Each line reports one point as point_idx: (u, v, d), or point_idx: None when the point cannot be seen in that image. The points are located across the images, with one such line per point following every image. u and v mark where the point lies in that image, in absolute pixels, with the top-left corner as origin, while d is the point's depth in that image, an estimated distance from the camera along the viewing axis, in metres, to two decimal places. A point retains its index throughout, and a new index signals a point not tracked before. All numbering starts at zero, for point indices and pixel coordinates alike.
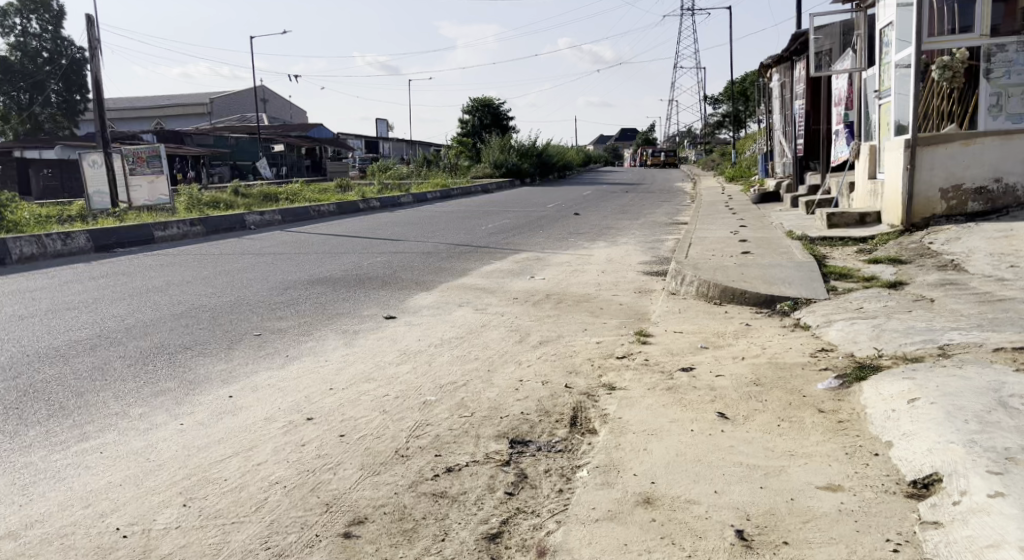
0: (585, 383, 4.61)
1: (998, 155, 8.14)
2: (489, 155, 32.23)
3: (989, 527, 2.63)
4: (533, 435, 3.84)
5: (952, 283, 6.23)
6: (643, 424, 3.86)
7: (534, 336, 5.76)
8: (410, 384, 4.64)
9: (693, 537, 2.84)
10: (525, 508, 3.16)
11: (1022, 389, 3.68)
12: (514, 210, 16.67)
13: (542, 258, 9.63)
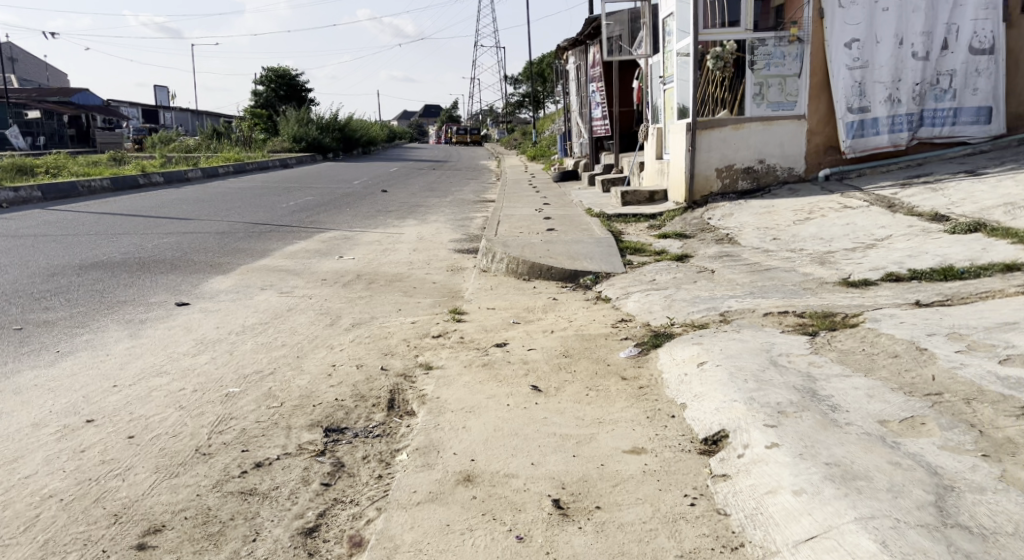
0: (402, 364, 4.69)
1: (761, 139, 9.05)
2: (287, 128, 30.76)
3: (768, 475, 2.92)
4: (349, 422, 3.86)
5: (728, 255, 6.86)
6: (461, 402, 4.00)
7: (345, 319, 5.75)
8: (210, 376, 4.51)
9: (513, 511, 2.99)
10: (343, 498, 3.20)
11: (790, 349, 4.16)
12: (310, 186, 16.28)
13: (345, 237, 9.53)
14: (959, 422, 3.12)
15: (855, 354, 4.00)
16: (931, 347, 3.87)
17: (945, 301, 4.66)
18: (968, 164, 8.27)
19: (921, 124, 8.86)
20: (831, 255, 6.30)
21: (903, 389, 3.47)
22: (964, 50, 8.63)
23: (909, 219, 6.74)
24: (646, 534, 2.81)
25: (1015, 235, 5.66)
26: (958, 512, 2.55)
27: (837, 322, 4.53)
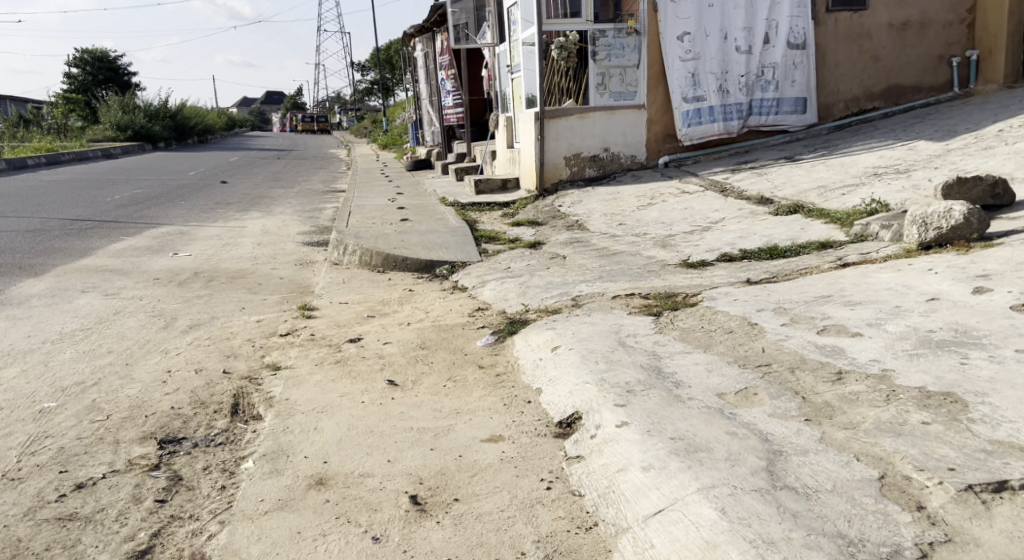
0: (246, 366, 4.56)
1: (605, 128, 9.33)
2: (111, 115, 28.92)
3: (619, 454, 3.02)
4: (187, 432, 3.72)
5: (578, 241, 7.04)
6: (312, 402, 3.94)
7: (181, 320, 5.52)
8: (22, 391, 4.22)
9: (368, 511, 2.99)
10: (181, 514, 3.09)
11: (638, 329, 4.34)
12: (140, 178, 15.44)
13: (180, 232, 9.12)
14: (786, 390, 3.35)
15: (695, 331, 4.22)
16: (761, 322, 4.14)
17: (772, 278, 4.99)
18: (789, 150, 8.87)
19: (750, 113, 9.52)
20: (672, 238, 6.58)
21: (738, 362, 3.70)
22: (783, 44, 9.32)
23: (739, 203, 7.15)
24: (503, 522, 2.87)
25: (829, 216, 6.13)
26: (785, 474, 2.72)
27: (679, 302, 4.76)
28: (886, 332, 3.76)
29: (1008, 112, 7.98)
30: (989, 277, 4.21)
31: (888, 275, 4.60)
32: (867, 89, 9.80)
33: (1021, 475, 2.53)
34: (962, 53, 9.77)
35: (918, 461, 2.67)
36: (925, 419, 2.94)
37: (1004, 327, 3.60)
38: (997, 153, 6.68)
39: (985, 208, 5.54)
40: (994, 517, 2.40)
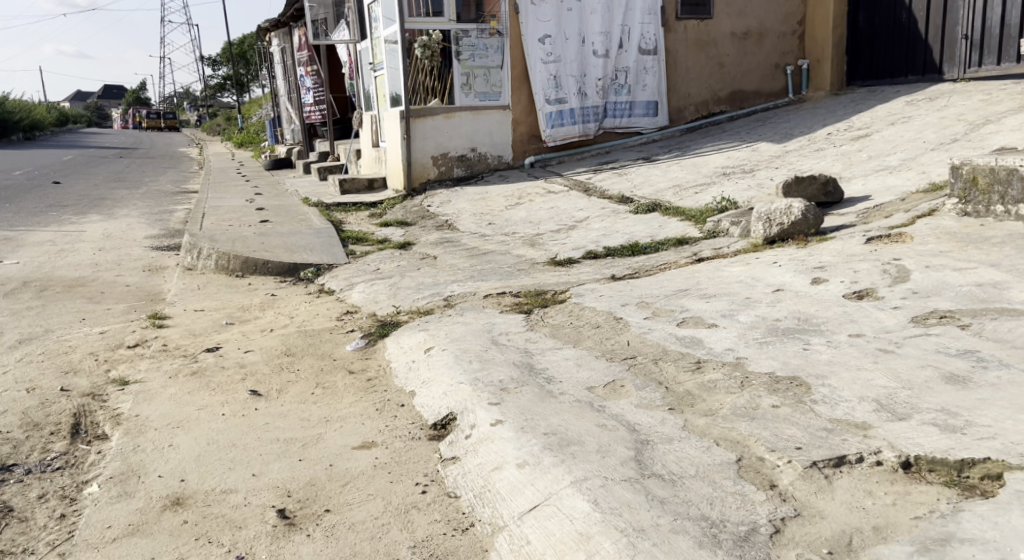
0: (89, 382, 4.36)
1: (471, 128, 9.41)
2: None
3: (494, 452, 3.10)
4: (21, 458, 3.53)
5: (447, 240, 7.09)
6: (167, 417, 3.82)
7: (13, 335, 5.20)
8: None
9: (232, 529, 2.94)
10: (16, 548, 2.94)
11: (510, 327, 4.44)
12: None
13: (7, 238, 8.55)
14: (651, 381, 3.51)
15: (564, 327, 4.35)
16: (625, 317, 4.31)
17: (634, 274, 5.20)
18: (647, 151, 9.25)
19: (605, 115, 9.91)
20: (539, 236, 6.73)
21: (606, 355, 3.85)
22: (635, 49, 9.80)
23: (601, 202, 7.39)
24: (377, 530, 2.88)
25: (685, 214, 6.44)
26: (653, 462, 2.85)
27: (549, 299, 4.90)
28: (738, 322, 4.00)
29: (841, 114, 8.62)
30: (825, 268, 4.56)
31: (739, 269, 4.88)
32: (715, 94, 10.42)
33: (858, 450, 2.77)
34: (793, 62, 10.59)
35: (770, 442, 2.87)
36: (774, 402, 3.16)
37: (838, 314, 3.92)
38: (829, 155, 7.23)
39: (820, 205, 5.97)
40: (835, 490, 2.61)
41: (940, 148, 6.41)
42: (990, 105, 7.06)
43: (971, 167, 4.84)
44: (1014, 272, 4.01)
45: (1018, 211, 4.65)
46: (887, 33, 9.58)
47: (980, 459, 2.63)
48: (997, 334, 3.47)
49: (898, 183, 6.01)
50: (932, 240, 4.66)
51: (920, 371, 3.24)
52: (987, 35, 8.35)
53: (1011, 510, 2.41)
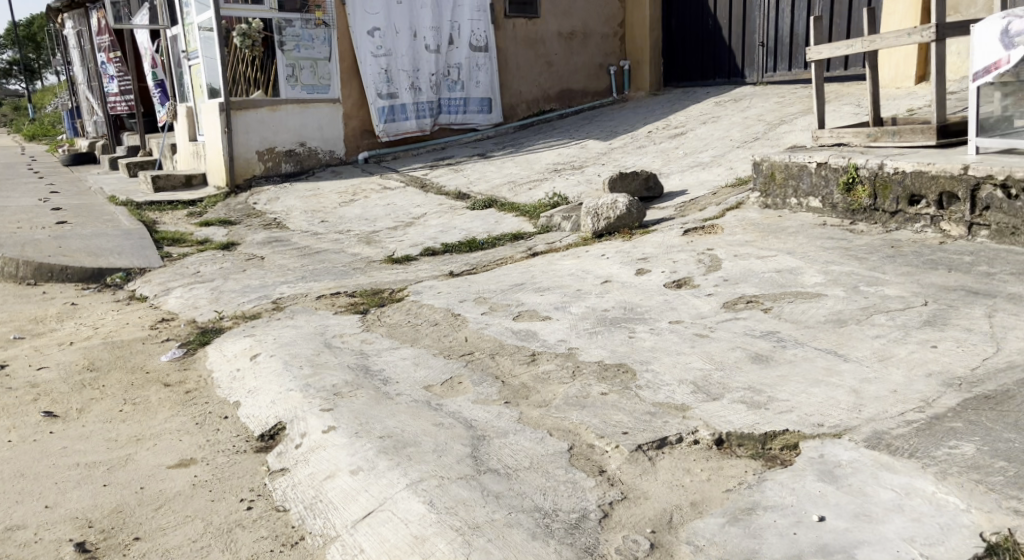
0: None
1: (299, 122, 9.18)
2: None
3: (326, 460, 3.05)
4: None
5: (276, 240, 6.89)
6: None
7: None
8: None
9: None
10: None
11: (342, 328, 4.38)
12: None
13: None
14: (487, 376, 3.57)
15: (401, 326, 4.34)
16: (462, 313, 4.36)
17: (472, 270, 5.25)
18: (479, 148, 9.37)
19: (440, 111, 9.94)
20: (375, 234, 6.67)
21: (443, 353, 3.87)
22: (466, 46, 9.89)
23: (438, 198, 7.44)
24: (195, 553, 2.74)
25: (518, 210, 6.57)
26: (489, 457, 2.90)
27: (386, 298, 4.87)
28: (571, 314, 4.13)
29: (660, 113, 9.07)
30: (647, 259, 4.79)
31: (572, 262, 5.04)
32: (545, 92, 10.67)
33: (678, 430, 2.94)
34: (616, 63, 11.02)
35: (599, 429, 2.99)
36: (603, 390, 3.29)
37: (659, 303, 4.13)
38: (649, 151, 7.59)
39: (642, 199, 6.26)
40: (658, 471, 2.75)
41: (745, 146, 6.88)
42: (785, 106, 7.64)
43: (769, 163, 5.27)
44: (807, 259, 4.37)
45: (809, 204, 5.07)
46: (697, 39, 10.14)
47: (780, 432, 2.87)
48: (793, 315, 3.78)
49: (710, 178, 6.41)
50: (739, 231, 5.00)
51: (730, 352, 3.48)
52: (779, 43, 8.98)
53: (806, 476, 2.64)
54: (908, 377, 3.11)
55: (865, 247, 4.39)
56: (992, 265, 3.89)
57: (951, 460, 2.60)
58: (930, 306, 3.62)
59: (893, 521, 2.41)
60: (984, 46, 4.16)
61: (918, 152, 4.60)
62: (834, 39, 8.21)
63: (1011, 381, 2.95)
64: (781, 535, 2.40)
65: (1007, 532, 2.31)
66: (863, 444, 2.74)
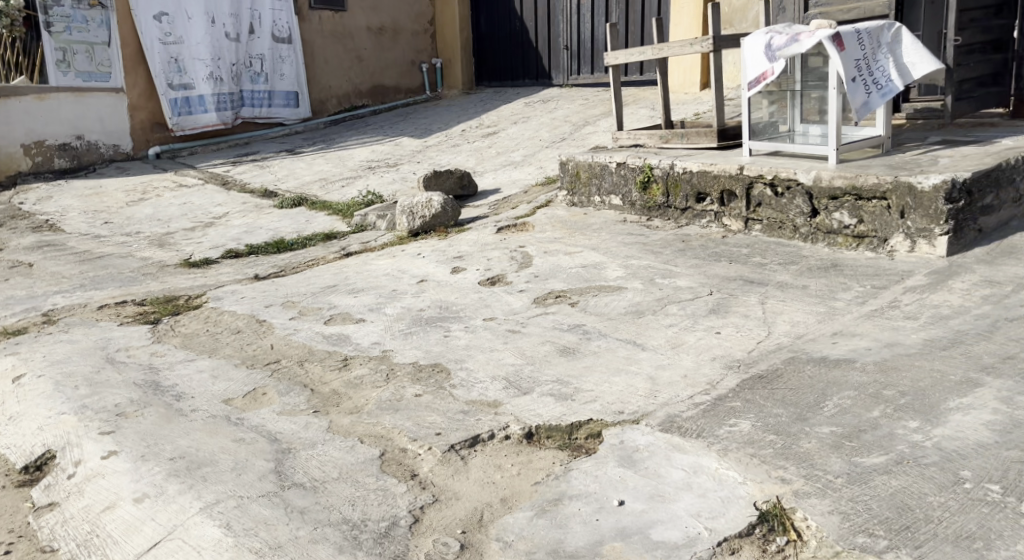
0: None
1: (73, 112, 8.43)
2: None
3: (105, 490, 2.85)
4: None
5: (48, 244, 6.37)
6: None
7: None
8: None
9: None
10: None
11: (126, 342, 4.19)
12: None
13: None
14: (295, 385, 3.52)
15: (198, 336, 4.20)
16: (268, 319, 4.29)
17: (280, 273, 5.16)
18: (286, 145, 9.14)
19: (242, 104, 9.61)
20: (169, 236, 6.39)
21: (246, 363, 3.79)
22: (269, 36, 9.68)
23: (242, 196, 7.25)
24: None
25: (330, 207, 6.55)
26: (293, 471, 2.84)
27: (180, 305, 4.70)
28: (384, 315, 4.17)
29: (472, 112, 9.23)
30: (462, 258, 4.89)
31: (385, 262, 5.06)
32: (356, 87, 10.60)
33: (489, 428, 3.00)
34: (428, 60, 11.15)
35: (411, 433, 3.01)
36: (417, 391, 3.34)
37: (473, 301, 4.24)
38: (462, 150, 7.75)
39: (457, 197, 6.36)
40: (469, 470, 2.78)
41: (553, 146, 7.14)
42: (588, 108, 8.00)
43: (574, 162, 5.52)
44: (610, 254, 4.62)
45: (611, 201, 5.35)
46: (506, 39, 10.41)
47: (585, 422, 3.00)
48: (597, 308, 3.99)
49: (521, 177, 6.62)
50: (548, 229, 5.21)
51: (540, 347, 3.64)
52: (582, 47, 9.39)
53: (608, 463, 2.74)
54: (697, 362, 3.37)
55: (660, 242, 4.70)
56: (764, 256, 4.28)
57: (732, 437, 2.80)
58: (714, 295, 3.94)
59: (684, 499, 2.52)
60: (754, 54, 4.50)
61: (702, 153, 4.99)
62: (631, 44, 8.67)
63: (780, 361, 3.27)
64: (585, 522, 2.45)
65: (776, 500, 2.45)
66: (658, 428, 2.91)
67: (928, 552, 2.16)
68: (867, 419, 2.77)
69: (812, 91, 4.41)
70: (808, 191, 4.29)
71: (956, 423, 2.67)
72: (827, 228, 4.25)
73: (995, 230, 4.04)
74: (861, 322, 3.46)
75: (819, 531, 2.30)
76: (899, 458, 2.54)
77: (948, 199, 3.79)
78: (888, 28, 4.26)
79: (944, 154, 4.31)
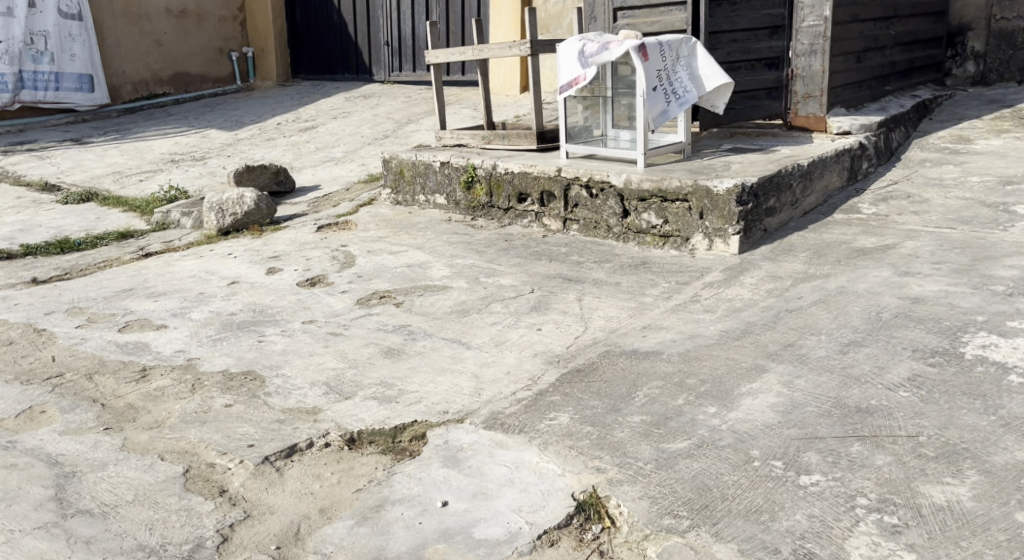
0: None
1: None
2: None
3: None
4: None
5: None
6: None
7: None
8: None
9: None
10: None
11: None
12: None
13: None
14: (82, 401, 3.31)
15: None
16: (50, 328, 4.03)
17: (66, 275, 4.86)
18: (70, 134, 8.56)
19: (21, 86, 8.92)
20: None
21: (22, 378, 3.52)
22: (53, 11, 9.02)
23: (18, 189, 6.72)
24: None
25: (126, 204, 6.25)
26: (79, 498, 2.65)
27: None
28: (188, 321, 4.01)
29: (286, 106, 9.01)
30: (278, 258, 4.79)
31: (188, 263, 4.87)
32: (155, 73, 10.11)
33: (308, 436, 2.96)
34: (238, 49, 10.67)
35: (221, 446, 2.91)
36: (227, 402, 3.23)
37: (291, 303, 4.16)
38: (277, 145, 7.58)
39: (272, 194, 6.20)
40: (285, 482, 2.72)
41: (375, 143, 7.10)
42: (411, 106, 8.00)
43: (398, 160, 5.54)
44: (434, 253, 4.66)
45: (435, 201, 5.40)
46: (325, 33, 10.22)
47: (409, 424, 3.01)
48: (422, 308, 4.02)
49: (342, 173, 6.55)
50: (372, 227, 5.19)
51: (363, 349, 3.62)
52: (402, 44, 9.37)
53: (432, 464, 2.78)
54: (519, 358, 3.47)
55: (484, 241, 4.78)
56: (581, 255, 4.45)
57: (552, 430, 2.91)
58: (535, 293, 4.06)
59: (505, 495, 2.59)
60: (566, 60, 4.68)
61: (523, 155, 5.12)
62: (452, 43, 8.74)
63: (595, 354, 3.42)
64: (408, 527, 2.47)
65: (592, 489, 2.57)
66: (482, 426, 2.98)
67: (724, 528, 2.33)
68: (672, 407, 2.96)
69: (622, 98, 4.63)
70: (619, 192, 4.51)
71: (748, 406, 2.90)
72: (637, 228, 4.49)
73: (778, 230, 4.41)
74: (666, 315, 3.68)
75: (630, 516, 2.43)
76: (700, 442, 2.73)
77: (739, 202, 4.10)
78: (686, 43, 4.59)
79: (735, 160, 4.66)
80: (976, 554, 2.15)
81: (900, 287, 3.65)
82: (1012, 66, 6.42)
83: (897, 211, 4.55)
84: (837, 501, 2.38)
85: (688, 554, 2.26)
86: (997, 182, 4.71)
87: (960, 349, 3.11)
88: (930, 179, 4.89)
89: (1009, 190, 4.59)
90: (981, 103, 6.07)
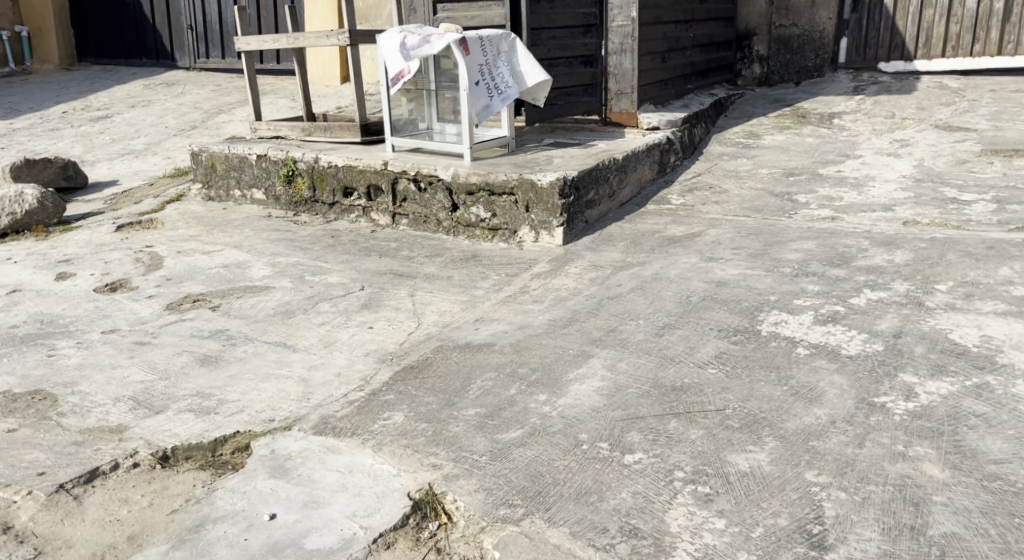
0: None
1: None
2: None
3: None
4: None
5: None
6: None
7: None
8: None
9: None
10: None
11: None
12: None
13: None
14: None
15: None
16: None
17: None
18: None
19: None
20: None
21: None
22: None
23: None
24: None
25: None
26: None
27: None
28: None
29: (72, 93, 8.31)
30: (69, 261, 4.39)
31: None
32: None
33: (112, 457, 2.70)
34: (9, 27, 9.71)
35: (5, 477, 2.61)
36: (12, 426, 2.90)
37: (88, 311, 3.81)
38: (63, 137, 6.99)
39: (59, 190, 5.71)
40: (84, 510, 2.47)
41: (181, 134, 6.69)
42: (222, 95, 7.59)
43: (208, 153, 5.23)
44: (254, 251, 4.42)
45: (253, 195, 5.15)
46: (118, 14, 9.55)
47: (230, 436, 2.81)
48: (242, 311, 3.78)
49: (143, 168, 6.12)
50: (181, 225, 4.87)
51: (175, 358, 3.36)
52: (207, 28, 8.88)
53: (257, 476, 2.60)
54: (350, 358, 3.34)
55: (309, 238, 4.59)
56: (412, 250, 4.36)
57: (386, 431, 2.80)
58: (366, 290, 3.93)
59: (337, 501, 2.46)
60: (387, 52, 4.55)
61: (346, 148, 4.95)
62: (265, 29, 8.37)
63: (429, 350, 3.34)
64: (231, 545, 2.29)
65: (427, 487, 2.49)
66: (311, 432, 2.82)
67: (556, 512, 2.31)
68: (505, 397, 2.93)
69: (445, 92, 4.56)
70: (447, 186, 4.44)
71: (576, 392, 2.92)
72: (466, 222, 4.45)
73: (599, 222, 4.49)
74: (497, 308, 3.66)
75: (466, 510, 2.37)
76: (532, 430, 2.71)
77: (562, 195, 4.14)
78: (506, 38, 4.57)
79: (557, 154, 4.71)
80: (775, 514, 2.24)
81: (704, 272, 3.80)
82: (790, 69, 6.86)
83: (700, 201, 4.75)
84: (657, 476, 2.43)
85: (523, 542, 2.22)
86: (782, 173, 5.03)
87: (757, 327, 3.27)
88: (727, 171, 5.15)
89: (793, 181, 4.91)
90: (766, 101, 6.46)
